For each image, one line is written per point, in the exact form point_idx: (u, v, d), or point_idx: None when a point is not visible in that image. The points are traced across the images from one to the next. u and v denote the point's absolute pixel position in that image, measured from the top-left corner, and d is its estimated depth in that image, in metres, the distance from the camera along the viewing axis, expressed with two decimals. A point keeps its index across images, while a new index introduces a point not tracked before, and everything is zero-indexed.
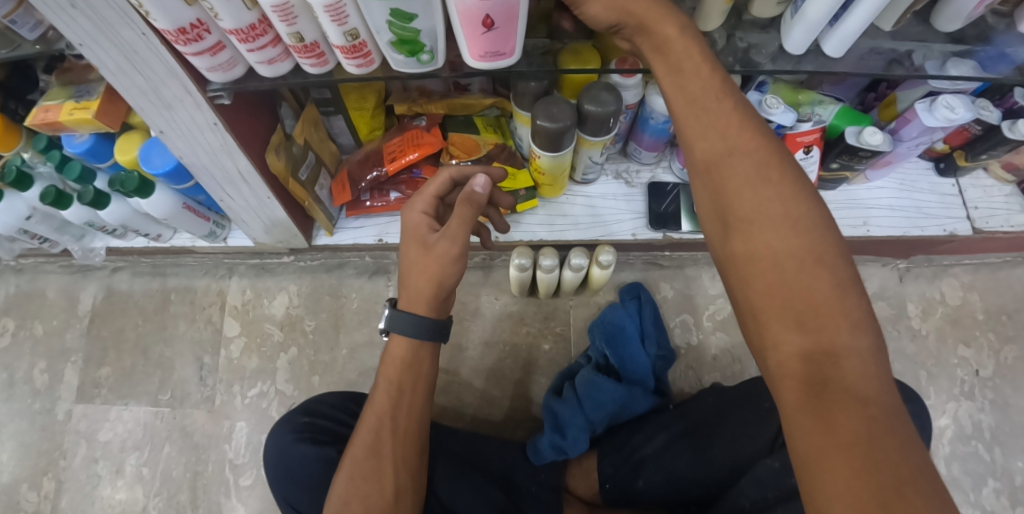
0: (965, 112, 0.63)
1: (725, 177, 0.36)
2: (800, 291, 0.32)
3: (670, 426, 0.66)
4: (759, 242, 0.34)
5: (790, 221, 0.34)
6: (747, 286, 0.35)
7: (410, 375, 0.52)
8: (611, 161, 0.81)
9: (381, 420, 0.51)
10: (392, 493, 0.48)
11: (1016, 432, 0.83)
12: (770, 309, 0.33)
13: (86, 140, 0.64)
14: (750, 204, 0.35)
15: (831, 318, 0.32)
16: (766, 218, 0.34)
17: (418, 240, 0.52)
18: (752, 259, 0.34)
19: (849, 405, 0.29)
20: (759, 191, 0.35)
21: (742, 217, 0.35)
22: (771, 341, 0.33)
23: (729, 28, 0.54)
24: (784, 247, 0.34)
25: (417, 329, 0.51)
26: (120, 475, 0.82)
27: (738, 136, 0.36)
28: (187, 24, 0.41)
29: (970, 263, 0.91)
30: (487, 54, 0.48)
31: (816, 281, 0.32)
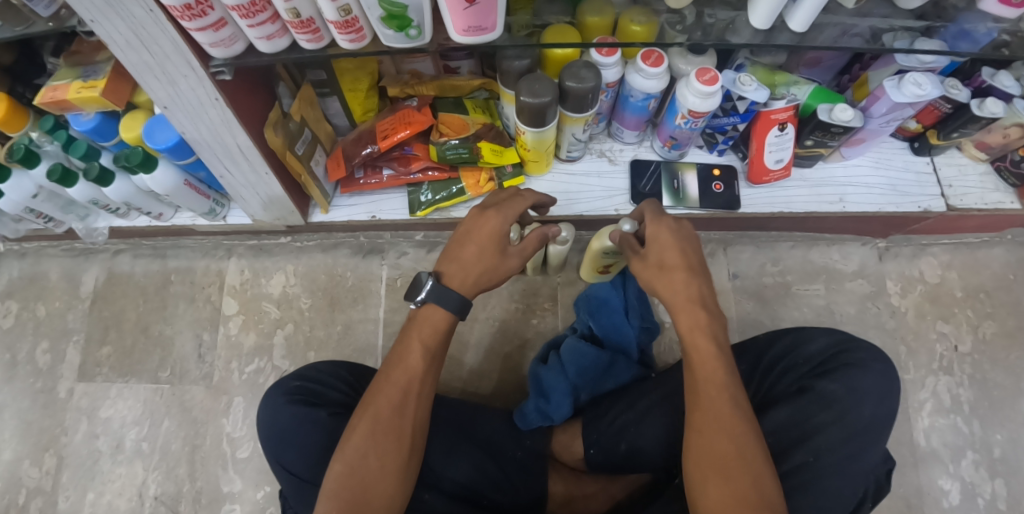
0: (932, 89, 0.66)
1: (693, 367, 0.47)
2: (729, 451, 0.41)
3: (649, 391, 0.68)
4: (716, 417, 0.43)
5: (733, 401, 0.44)
6: (693, 445, 0.44)
7: (435, 344, 0.57)
8: (596, 141, 0.84)
9: (410, 383, 0.54)
10: (409, 451, 0.51)
11: (994, 406, 0.85)
12: (707, 465, 0.42)
13: (93, 119, 0.67)
14: (705, 386, 0.46)
15: (751, 477, 0.40)
16: (717, 399, 0.44)
17: (497, 248, 0.60)
18: (705, 426, 0.43)
19: (727, 442, 0.42)
20: (717, 383, 0.45)
21: (705, 397, 0.45)
22: (703, 487, 0.41)
23: (698, 6, 0.58)
24: (723, 418, 0.43)
25: (452, 305, 0.57)
26: (120, 450, 0.84)
27: (701, 345, 0.48)
28: (192, 1, 0.44)
29: (948, 243, 0.94)
30: (471, 28, 0.51)
31: (741, 446, 0.41)
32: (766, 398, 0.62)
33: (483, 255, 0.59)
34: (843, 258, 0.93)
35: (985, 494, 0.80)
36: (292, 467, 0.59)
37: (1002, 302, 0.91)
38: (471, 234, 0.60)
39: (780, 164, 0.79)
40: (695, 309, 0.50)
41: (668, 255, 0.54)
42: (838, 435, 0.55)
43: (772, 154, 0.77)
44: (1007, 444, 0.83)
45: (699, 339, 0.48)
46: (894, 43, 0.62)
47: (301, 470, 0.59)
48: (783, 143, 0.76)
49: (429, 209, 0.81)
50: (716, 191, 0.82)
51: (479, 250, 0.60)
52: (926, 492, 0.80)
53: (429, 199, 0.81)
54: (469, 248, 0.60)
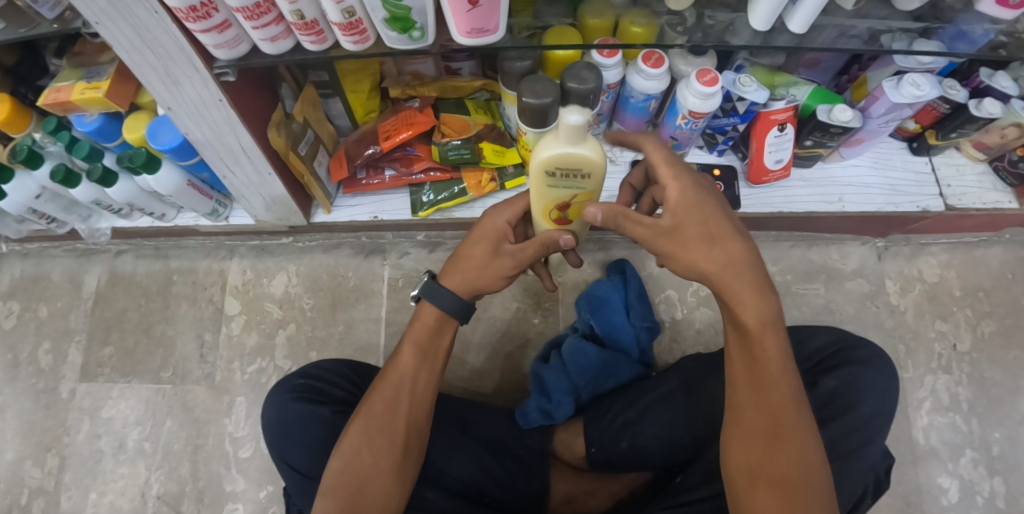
0: (930, 89, 0.67)
1: (753, 371, 0.44)
2: (786, 468, 0.41)
3: (648, 391, 0.68)
4: (774, 435, 0.42)
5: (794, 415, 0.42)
6: (744, 454, 0.43)
7: (429, 343, 0.55)
8: (596, 141, 0.85)
9: (401, 380, 0.54)
10: (404, 448, 0.51)
11: (992, 404, 0.85)
12: (760, 475, 0.41)
13: (96, 120, 0.67)
14: (769, 396, 0.43)
15: (806, 491, 0.40)
16: (777, 410, 0.42)
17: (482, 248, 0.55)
18: (761, 442, 0.42)
19: (786, 458, 0.41)
20: (781, 398, 0.43)
21: (763, 411, 0.43)
22: (754, 496, 0.41)
23: (699, 7, 0.58)
24: (785, 433, 0.42)
25: (446, 304, 0.55)
26: (123, 449, 0.84)
27: (764, 346, 0.44)
28: (197, 2, 0.45)
29: (947, 242, 0.94)
30: (474, 30, 0.51)
31: (800, 463, 0.41)
32: None
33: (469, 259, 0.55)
34: (842, 257, 0.93)
35: (983, 491, 0.81)
36: (299, 465, 0.59)
37: (1000, 301, 0.91)
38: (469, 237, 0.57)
39: (780, 164, 0.79)
40: (758, 300, 0.44)
41: (716, 226, 0.45)
42: (839, 432, 0.55)
43: (772, 155, 0.77)
44: (1006, 442, 0.83)
45: (766, 340, 0.44)
46: (892, 44, 0.63)
47: (308, 468, 0.59)
48: (783, 144, 0.76)
49: (431, 210, 0.82)
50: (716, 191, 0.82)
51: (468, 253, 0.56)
52: (924, 490, 0.81)
53: (431, 199, 0.81)
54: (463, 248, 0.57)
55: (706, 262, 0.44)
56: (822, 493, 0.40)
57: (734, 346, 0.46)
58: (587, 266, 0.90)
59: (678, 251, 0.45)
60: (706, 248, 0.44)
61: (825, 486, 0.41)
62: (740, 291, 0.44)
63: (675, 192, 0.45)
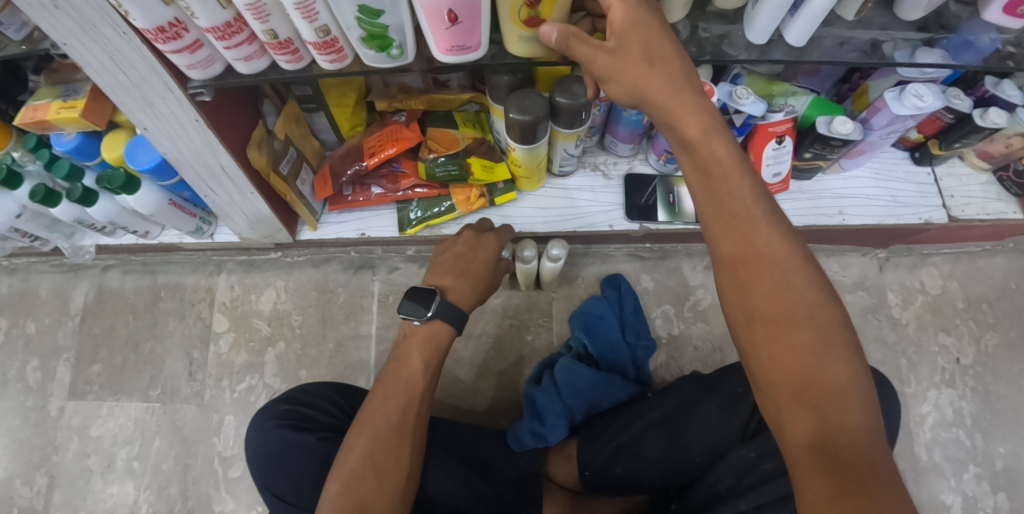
0: (934, 101, 0.64)
1: (736, 242, 0.37)
2: (778, 307, 0.35)
3: (646, 412, 0.66)
4: (759, 271, 0.36)
5: (799, 287, 0.35)
6: (759, 357, 0.36)
7: (432, 355, 0.59)
8: (589, 154, 0.82)
9: (409, 399, 0.55)
10: (405, 472, 0.51)
11: (997, 419, 0.83)
12: (759, 317, 0.36)
13: (74, 138, 0.65)
14: (761, 270, 0.36)
15: (810, 334, 0.34)
16: (777, 287, 0.36)
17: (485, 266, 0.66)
18: (750, 280, 0.36)
19: (780, 300, 0.35)
20: (755, 222, 0.36)
21: (742, 248, 0.36)
22: (784, 418, 0.34)
23: (692, 20, 0.55)
24: (794, 320, 0.35)
25: (455, 320, 0.60)
26: (111, 469, 0.83)
27: (731, 190, 0.37)
28: (166, 23, 0.43)
29: (950, 252, 0.92)
30: (454, 47, 0.49)
31: (820, 355, 0.34)
32: None
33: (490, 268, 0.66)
34: (842, 269, 0.91)
35: (987, 508, 0.79)
36: (282, 492, 0.58)
37: (1004, 313, 0.89)
38: (475, 252, 0.67)
39: (778, 178, 0.77)
40: (704, 126, 0.37)
41: (657, 41, 0.36)
42: None
43: (769, 168, 0.75)
44: (1010, 456, 0.81)
45: (729, 180, 0.37)
46: (894, 53, 0.60)
47: (290, 495, 0.58)
48: (781, 157, 0.74)
49: (419, 226, 0.80)
50: None
51: (483, 268, 0.66)
52: (927, 507, 0.79)
53: (419, 216, 0.80)
54: (474, 263, 0.66)
55: (646, 89, 0.37)
56: (855, 384, 0.34)
57: (703, 195, 0.38)
58: (582, 281, 0.88)
59: (616, 76, 0.37)
60: (646, 72, 0.36)
61: (855, 368, 0.34)
62: (688, 125, 0.37)
63: (619, 9, 0.35)
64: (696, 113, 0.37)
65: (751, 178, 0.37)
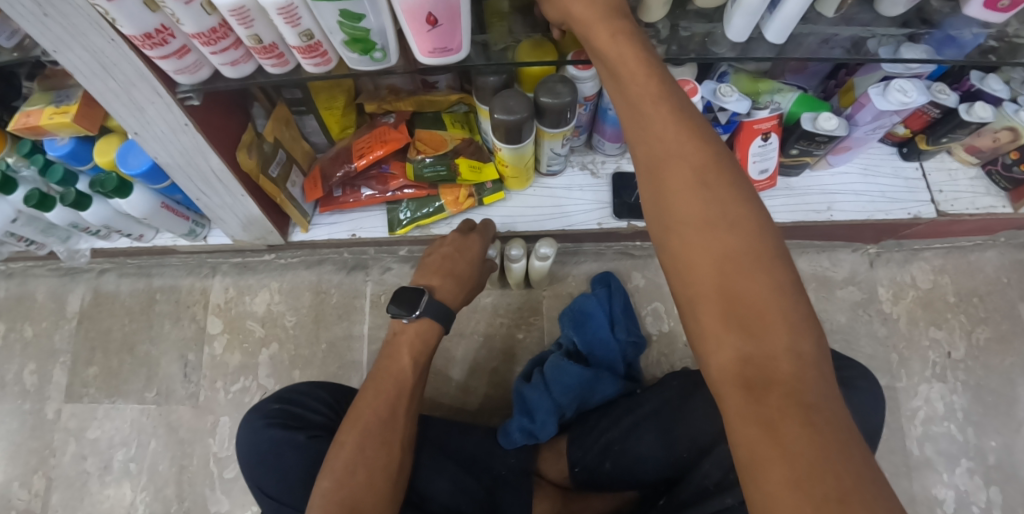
0: (918, 96, 0.64)
1: (656, 160, 0.36)
2: (700, 220, 0.34)
3: (634, 409, 0.67)
4: (678, 182, 0.35)
5: (718, 197, 0.34)
6: (685, 282, 0.34)
7: (422, 351, 0.60)
8: (578, 153, 0.83)
9: (399, 394, 0.56)
10: (396, 467, 0.51)
11: (988, 412, 0.84)
12: (682, 234, 0.34)
13: (67, 143, 0.66)
14: (684, 189, 0.34)
15: (733, 246, 0.32)
16: (697, 198, 0.34)
17: (474, 274, 0.67)
18: (669, 193, 0.35)
19: (700, 214, 0.34)
20: (672, 131, 0.35)
21: (662, 161, 0.35)
22: (710, 347, 0.32)
23: (673, 19, 0.56)
24: (718, 238, 0.33)
25: (444, 320, 0.61)
26: (109, 470, 0.84)
27: (653, 107, 0.36)
28: (153, 30, 0.43)
29: (941, 247, 0.92)
30: (436, 49, 0.49)
31: (748, 275, 0.32)
32: None
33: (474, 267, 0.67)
34: (832, 265, 0.92)
35: (980, 502, 0.79)
36: (273, 491, 0.59)
37: (996, 307, 0.89)
38: (460, 252, 0.67)
39: (765, 174, 0.78)
40: (613, 34, 0.38)
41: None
42: None
43: (756, 164, 0.76)
44: (1002, 450, 0.82)
45: (641, 87, 0.37)
46: (879, 49, 0.60)
47: (281, 493, 0.58)
48: (767, 153, 0.75)
49: (409, 226, 0.81)
50: None
51: (474, 274, 0.67)
52: (919, 501, 0.79)
53: (409, 216, 0.81)
54: (459, 262, 0.66)
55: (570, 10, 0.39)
56: (786, 302, 0.31)
57: (626, 117, 0.38)
58: (572, 280, 0.88)
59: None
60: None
61: (785, 282, 0.32)
62: (600, 37, 0.38)
63: None
64: (608, 25, 0.38)
65: (675, 96, 0.37)
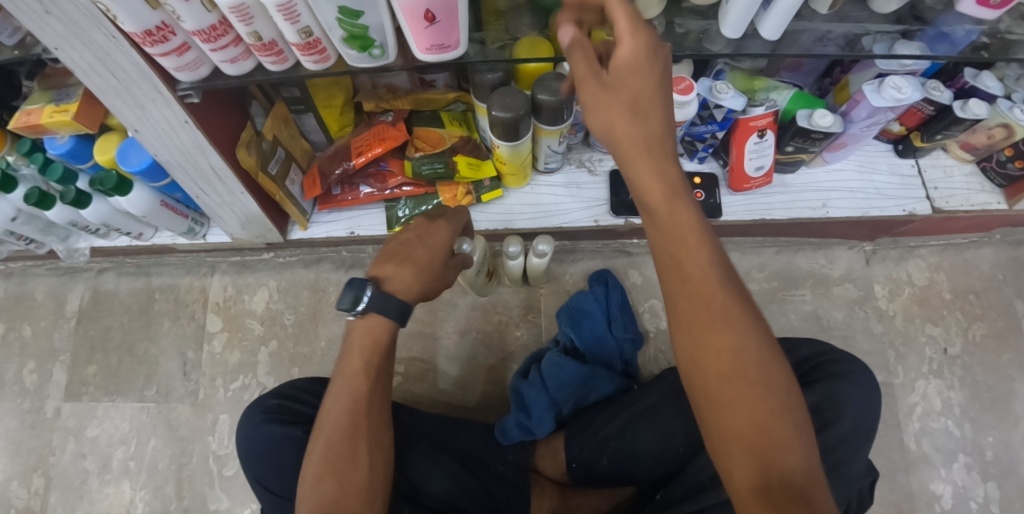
0: (912, 92, 0.65)
1: (676, 272, 0.36)
2: (718, 337, 0.34)
3: (630, 405, 0.67)
4: (699, 298, 0.35)
5: (735, 314, 0.35)
6: (709, 406, 0.34)
7: (375, 349, 0.54)
8: (575, 151, 0.84)
9: (356, 399, 0.52)
10: (365, 471, 0.50)
11: (985, 408, 0.84)
12: (702, 352, 0.35)
13: (67, 141, 0.66)
14: (713, 319, 0.35)
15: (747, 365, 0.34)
16: (717, 318, 0.35)
17: (441, 256, 0.58)
18: (688, 308, 0.36)
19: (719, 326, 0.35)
20: (692, 248, 0.36)
21: (682, 280, 0.36)
22: (729, 462, 0.33)
23: (667, 16, 0.56)
24: (743, 371, 0.34)
25: (399, 316, 0.54)
26: (108, 469, 0.84)
27: (683, 232, 0.37)
28: (153, 27, 0.44)
29: (937, 244, 0.93)
30: (434, 46, 0.50)
31: (772, 409, 0.33)
32: None
33: (433, 256, 0.57)
34: (829, 262, 0.92)
35: (977, 497, 0.79)
36: (271, 485, 0.59)
37: (992, 304, 0.90)
38: (420, 239, 0.58)
39: (761, 171, 0.78)
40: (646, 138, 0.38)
41: None
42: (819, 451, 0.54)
43: (752, 161, 0.76)
44: (999, 446, 0.82)
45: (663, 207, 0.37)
46: (872, 47, 0.61)
47: (279, 488, 0.58)
48: (763, 150, 0.75)
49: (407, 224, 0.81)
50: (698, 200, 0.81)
51: (438, 257, 0.58)
52: (916, 497, 0.79)
53: (407, 213, 0.81)
54: (419, 249, 0.58)
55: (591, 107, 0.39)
56: (790, 417, 0.33)
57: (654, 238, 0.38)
58: (569, 277, 0.89)
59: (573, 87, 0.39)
60: (596, 90, 0.38)
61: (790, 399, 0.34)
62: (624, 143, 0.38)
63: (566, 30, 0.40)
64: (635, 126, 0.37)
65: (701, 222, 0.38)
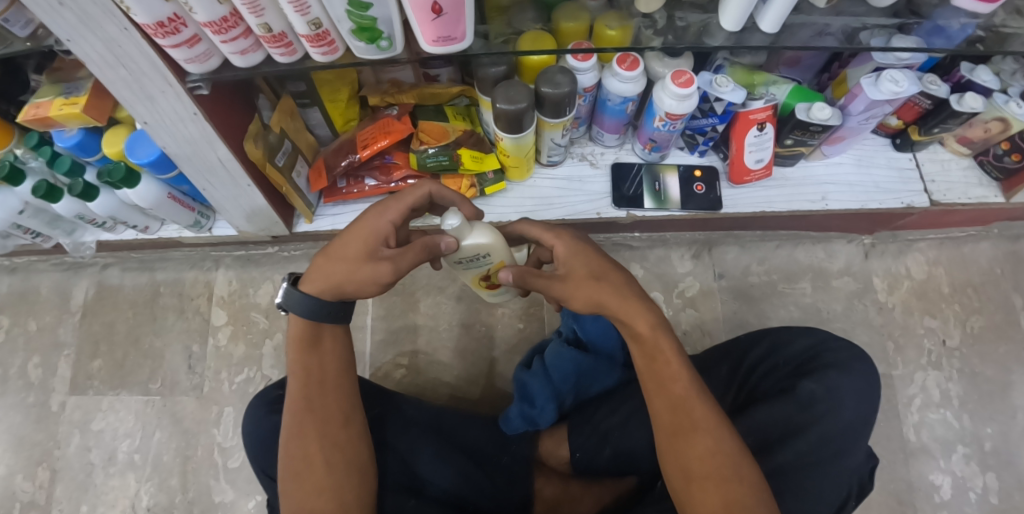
0: (909, 86, 0.66)
1: (663, 395, 0.43)
2: (701, 449, 0.40)
3: (633, 395, 0.68)
4: (683, 415, 0.42)
5: (714, 429, 0.41)
6: (694, 504, 0.40)
7: (305, 348, 0.53)
8: (577, 145, 0.85)
9: (296, 400, 0.51)
10: (320, 462, 0.48)
11: (984, 400, 0.85)
12: (687, 461, 0.41)
13: (75, 134, 0.67)
14: (691, 428, 0.41)
15: (726, 473, 0.39)
16: (699, 433, 0.41)
17: (367, 245, 0.51)
18: (677, 421, 0.42)
19: (701, 439, 0.41)
20: (671, 374, 0.44)
21: (666, 400, 0.43)
22: None
23: (669, 9, 0.58)
24: (720, 470, 0.39)
25: (318, 313, 0.53)
26: (113, 462, 0.84)
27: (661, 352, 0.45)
28: (165, 18, 0.45)
29: (934, 238, 0.94)
30: (440, 39, 0.51)
31: (748, 504, 0.38)
32: (748, 399, 0.63)
33: (342, 245, 0.51)
34: (828, 256, 0.93)
35: (976, 488, 0.80)
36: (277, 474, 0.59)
37: (989, 297, 0.91)
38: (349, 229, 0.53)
39: (761, 164, 0.79)
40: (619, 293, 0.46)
41: None
42: (818, 436, 0.55)
43: (752, 154, 0.77)
44: (998, 437, 0.83)
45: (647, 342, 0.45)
46: (871, 40, 0.62)
47: None
48: (763, 143, 0.76)
49: None
50: (698, 192, 0.82)
51: (359, 246, 0.51)
52: (916, 487, 0.80)
53: None
54: (343, 239, 0.53)
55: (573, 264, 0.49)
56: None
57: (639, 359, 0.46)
58: None
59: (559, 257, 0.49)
60: (576, 256, 0.49)
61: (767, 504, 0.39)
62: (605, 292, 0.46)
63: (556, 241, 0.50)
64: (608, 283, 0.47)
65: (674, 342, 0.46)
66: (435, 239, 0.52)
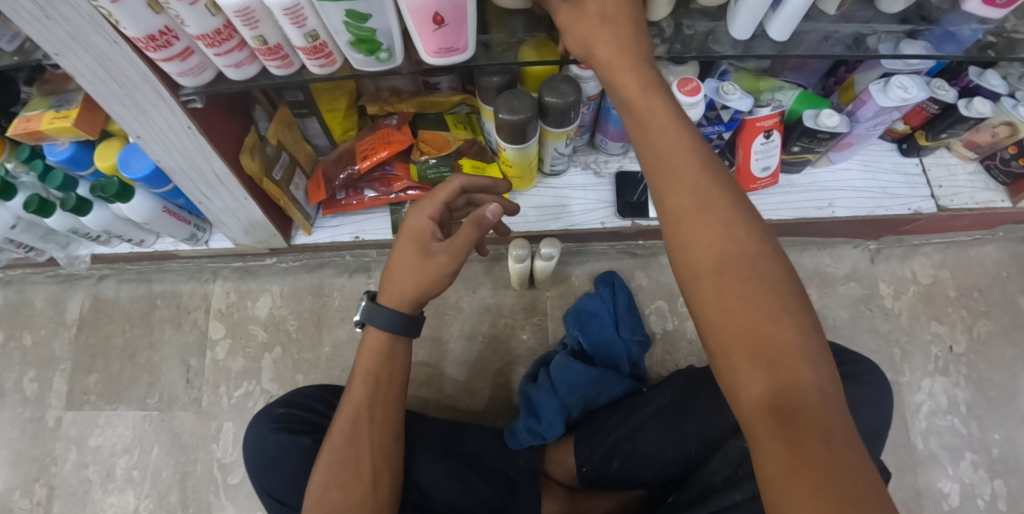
0: (919, 92, 0.64)
1: (668, 182, 0.37)
2: (720, 249, 0.34)
3: (641, 407, 0.66)
4: (699, 206, 0.35)
5: (740, 230, 0.35)
6: (709, 314, 0.34)
7: (383, 367, 0.53)
8: (580, 153, 0.83)
9: (359, 409, 0.52)
10: (369, 480, 0.50)
11: (992, 406, 0.84)
12: (702, 267, 0.35)
13: (67, 148, 0.64)
14: (702, 215, 0.35)
15: (747, 272, 0.33)
16: (722, 239, 0.34)
17: (418, 247, 0.53)
18: (685, 213, 0.36)
19: (715, 229, 0.35)
20: (687, 159, 0.37)
21: (680, 189, 0.36)
22: (737, 379, 0.33)
23: (676, 17, 0.56)
24: (738, 271, 0.33)
25: (399, 327, 0.52)
26: (111, 478, 0.83)
27: (670, 146, 0.37)
28: (156, 31, 0.43)
29: (941, 242, 0.93)
30: (442, 49, 0.49)
31: (770, 305, 0.32)
32: None
33: (399, 261, 0.53)
34: (833, 261, 0.92)
35: (984, 495, 0.80)
36: (277, 492, 0.58)
37: (996, 301, 0.90)
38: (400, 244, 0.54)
39: (767, 171, 0.78)
40: (642, 85, 0.39)
41: (616, 3, 0.39)
42: None
43: (759, 162, 0.76)
44: (1005, 443, 0.82)
45: (669, 135, 0.38)
46: (878, 46, 0.60)
47: (284, 495, 0.58)
48: (769, 150, 0.75)
49: None
50: None
51: (411, 249, 0.53)
52: (924, 496, 0.80)
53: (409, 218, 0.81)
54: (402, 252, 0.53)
55: (593, 44, 0.39)
56: (803, 336, 0.32)
57: (645, 152, 0.39)
58: (575, 279, 0.89)
59: (572, 27, 0.39)
60: (598, 27, 0.39)
61: (807, 322, 0.33)
62: (627, 87, 0.39)
63: None
64: (634, 71, 0.39)
65: (676, 112, 0.39)
66: (480, 212, 0.52)
